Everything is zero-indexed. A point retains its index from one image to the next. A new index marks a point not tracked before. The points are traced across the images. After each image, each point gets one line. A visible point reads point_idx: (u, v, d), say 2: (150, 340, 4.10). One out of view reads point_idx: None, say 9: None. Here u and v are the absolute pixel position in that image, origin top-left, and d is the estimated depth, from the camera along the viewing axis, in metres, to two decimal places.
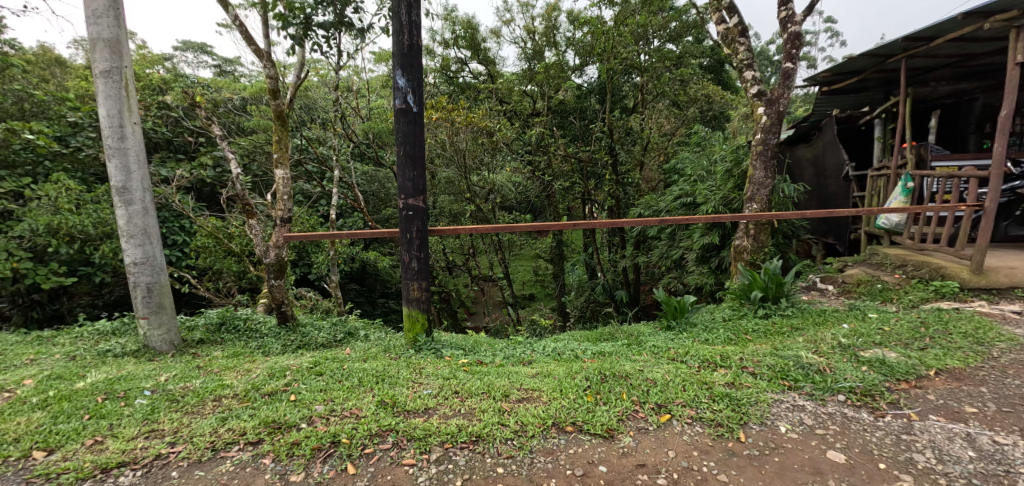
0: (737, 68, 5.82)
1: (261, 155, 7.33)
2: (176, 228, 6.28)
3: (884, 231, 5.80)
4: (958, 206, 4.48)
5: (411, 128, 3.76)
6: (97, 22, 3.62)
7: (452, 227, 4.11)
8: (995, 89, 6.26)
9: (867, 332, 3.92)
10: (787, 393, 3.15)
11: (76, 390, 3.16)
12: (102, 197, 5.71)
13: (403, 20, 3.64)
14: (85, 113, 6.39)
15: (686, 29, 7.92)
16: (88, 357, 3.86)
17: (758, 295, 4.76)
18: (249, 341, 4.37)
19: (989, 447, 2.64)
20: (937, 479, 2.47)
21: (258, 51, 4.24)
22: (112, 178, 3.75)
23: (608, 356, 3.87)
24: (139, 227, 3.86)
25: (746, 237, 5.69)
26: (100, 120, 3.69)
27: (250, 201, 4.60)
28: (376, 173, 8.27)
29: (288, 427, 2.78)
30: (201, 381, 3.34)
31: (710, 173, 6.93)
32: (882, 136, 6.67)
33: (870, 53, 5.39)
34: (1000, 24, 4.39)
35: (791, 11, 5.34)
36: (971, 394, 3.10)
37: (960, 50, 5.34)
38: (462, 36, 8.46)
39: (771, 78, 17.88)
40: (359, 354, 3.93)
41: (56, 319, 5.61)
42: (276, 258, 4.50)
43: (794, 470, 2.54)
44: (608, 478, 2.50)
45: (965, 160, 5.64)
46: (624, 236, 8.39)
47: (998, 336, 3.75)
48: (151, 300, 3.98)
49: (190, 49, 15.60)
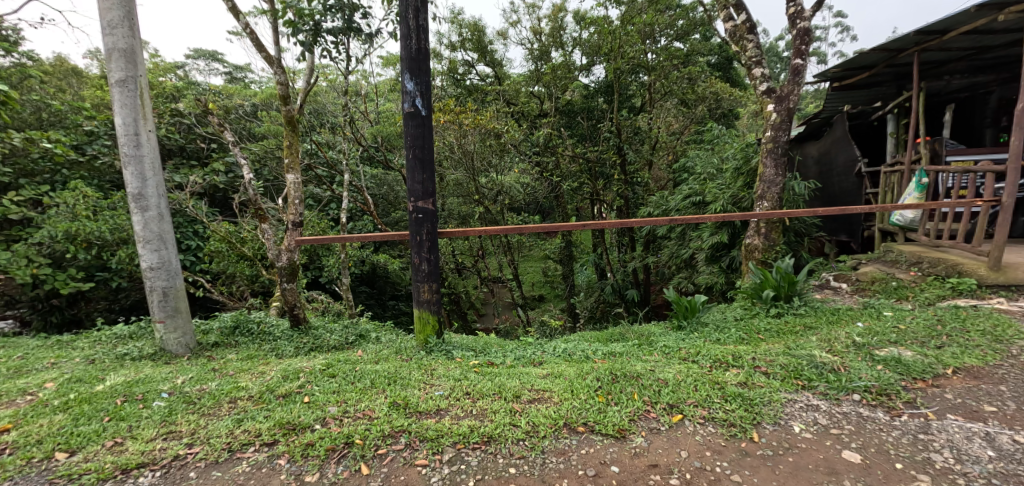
0: (746, 65, 5.77)
1: (273, 160, 7.43)
2: (190, 233, 6.40)
3: (899, 228, 5.77)
4: (976, 202, 4.37)
5: (419, 130, 3.78)
6: (112, 32, 3.69)
7: (461, 228, 4.02)
8: (1011, 81, 6.16)
9: (881, 331, 3.87)
10: (799, 393, 3.12)
11: (96, 393, 3.22)
12: (119, 203, 5.80)
13: (410, 25, 3.67)
14: (100, 121, 6.50)
15: (694, 26, 7.73)
16: (107, 361, 3.94)
17: (770, 294, 4.73)
18: (262, 345, 4.41)
19: (1009, 447, 2.60)
20: (955, 479, 2.44)
21: (269, 58, 4.30)
22: (128, 185, 3.82)
23: (619, 356, 3.88)
24: (155, 232, 3.92)
25: (757, 236, 5.65)
26: (116, 128, 3.76)
27: (261, 206, 4.62)
28: (385, 176, 8.30)
29: (302, 428, 2.81)
30: (217, 384, 3.39)
31: (719, 172, 6.89)
32: (895, 132, 6.65)
33: (881, 47, 5.31)
34: (1015, 16, 4.32)
35: (800, 7, 5.29)
36: (990, 393, 3.05)
37: (973, 43, 5.26)
38: (469, 38, 8.49)
39: (780, 73, 17.69)
40: (371, 356, 3.98)
41: (74, 324, 5.74)
42: (288, 261, 4.53)
43: (808, 470, 2.52)
44: (620, 478, 2.50)
45: (981, 153, 5.53)
46: (633, 236, 8.40)
47: (1017, 333, 3.68)
48: (167, 304, 4.05)
49: (202, 56, 15.79)
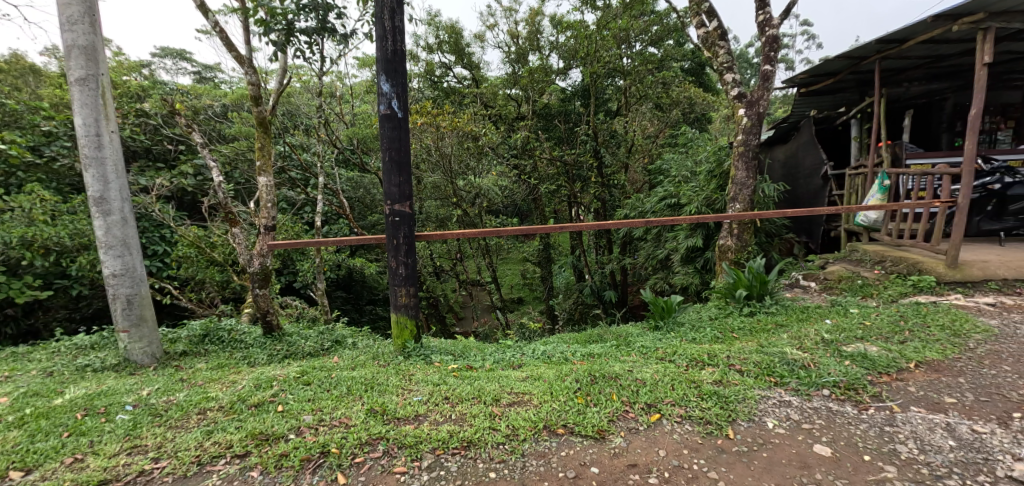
0: (718, 70, 5.91)
1: (244, 162, 7.21)
2: (156, 237, 6.15)
3: (863, 228, 5.99)
4: (935, 203, 4.57)
5: (396, 133, 3.74)
6: (71, 29, 3.53)
7: (439, 232, 3.94)
8: (965, 89, 6.49)
9: (848, 327, 4.01)
10: (773, 390, 3.21)
11: (55, 407, 3.06)
12: (79, 207, 5.57)
13: (386, 25, 3.62)
14: (59, 122, 6.19)
15: (667, 32, 7.92)
16: (67, 373, 3.75)
17: (742, 293, 4.86)
18: (233, 353, 4.28)
19: (968, 436, 2.73)
20: (919, 469, 2.53)
21: (239, 58, 4.18)
22: (89, 188, 3.66)
23: (598, 357, 3.92)
24: (118, 237, 3.76)
25: (730, 237, 5.79)
26: (76, 128, 3.60)
27: (232, 210, 4.48)
28: (361, 179, 8.16)
29: (276, 438, 2.74)
30: (185, 394, 3.26)
31: (693, 174, 7.07)
32: (858, 136, 6.89)
33: (846, 55, 5.51)
34: (968, 26, 4.52)
35: (768, 15, 5.46)
36: (949, 385, 3.19)
37: (930, 52, 5.52)
38: (446, 40, 8.46)
39: (750, 79, 18.33)
40: (347, 362, 3.89)
41: (31, 335, 5.39)
42: (260, 267, 4.41)
43: (782, 465, 2.57)
44: (600, 478, 2.50)
45: (938, 158, 5.87)
46: (610, 237, 8.51)
47: (973, 328, 3.88)
48: (131, 312, 3.89)
49: (169, 56, 15.25)
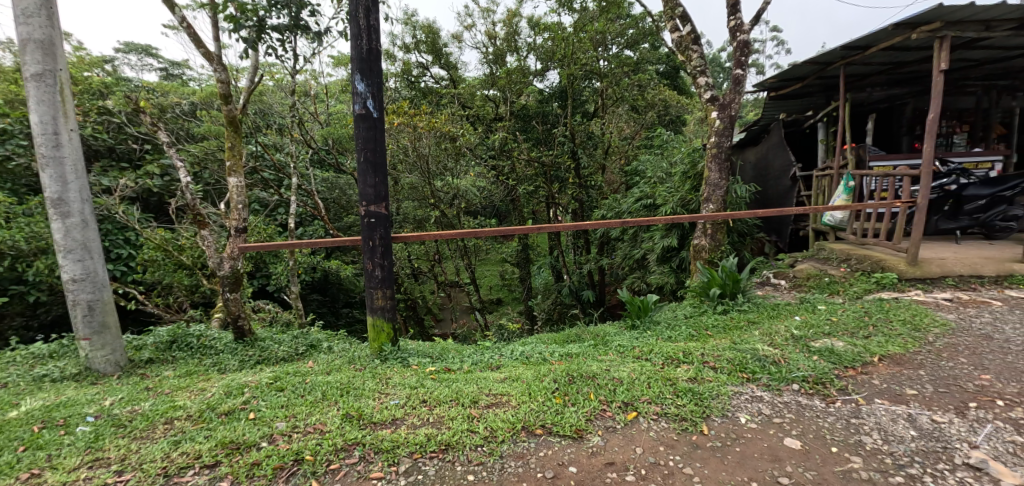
0: (691, 74, 6.04)
1: (213, 162, 6.99)
2: (121, 240, 5.91)
3: (830, 228, 6.21)
4: (896, 203, 4.77)
5: (371, 133, 3.69)
6: (27, 22, 3.35)
7: (416, 233, 3.88)
8: (923, 94, 6.82)
9: (817, 324, 4.16)
10: (745, 386, 3.29)
11: (9, 420, 2.90)
12: (35, 209, 5.30)
13: (361, 23, 3.56)
14: (14, 119, 5.88)
15: (642, 35, 8.05)
16: (22, 384, 3.56)
17: (716, 292, 4.96)
18: (203, 359, 4.14)
19: (928, 426, 2.85)
20: (883, 459, 2.63)
21: (208, 55, 4.05)
22: (46, 189, 3.48)
23: (576, 357, 3.94)
24: (77, 241, 3.59)
25: (704, 237, 5.91)
26: (32, 126, 3.42)
27: (201, 211, 4.33)
28: (336, 180, 8.02)
29: (247, 447, 2.66)
30: (151, 404, 3.13)
31: (668, 175, 7.19)
32: (825, 139, 7.14)
33: (812, 60, 5.71)
34: (925, 35, 4.74)
35: (739, 21, 5.61)
36: (910, 377, 3.33)
37: (890, 58, 5.77)
38: (423, 40, 8.39)
39: (723, 83, 18.79)
40: (322, 367, 3.81)
41: None
42: (230, 270, 4.27)
43: (754, 459, 2.64)
44: (578, 478, 2.52)
45: (899, 160, 6.13)
46: (588, 238, 8.59)
47: (932, 322, 4.07)
48: (93, 319, 3.71)
49: (134, 51, 14.67)
